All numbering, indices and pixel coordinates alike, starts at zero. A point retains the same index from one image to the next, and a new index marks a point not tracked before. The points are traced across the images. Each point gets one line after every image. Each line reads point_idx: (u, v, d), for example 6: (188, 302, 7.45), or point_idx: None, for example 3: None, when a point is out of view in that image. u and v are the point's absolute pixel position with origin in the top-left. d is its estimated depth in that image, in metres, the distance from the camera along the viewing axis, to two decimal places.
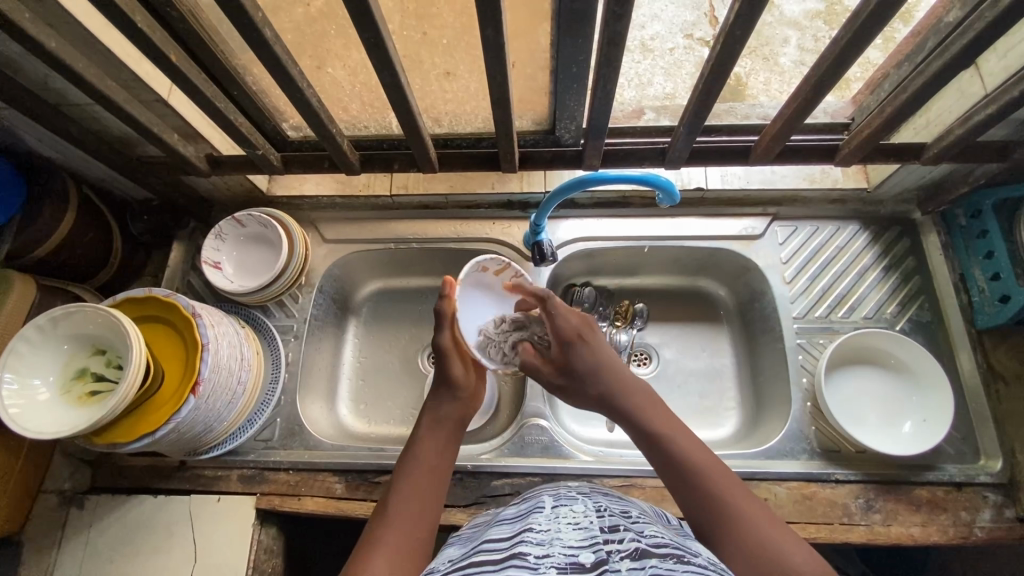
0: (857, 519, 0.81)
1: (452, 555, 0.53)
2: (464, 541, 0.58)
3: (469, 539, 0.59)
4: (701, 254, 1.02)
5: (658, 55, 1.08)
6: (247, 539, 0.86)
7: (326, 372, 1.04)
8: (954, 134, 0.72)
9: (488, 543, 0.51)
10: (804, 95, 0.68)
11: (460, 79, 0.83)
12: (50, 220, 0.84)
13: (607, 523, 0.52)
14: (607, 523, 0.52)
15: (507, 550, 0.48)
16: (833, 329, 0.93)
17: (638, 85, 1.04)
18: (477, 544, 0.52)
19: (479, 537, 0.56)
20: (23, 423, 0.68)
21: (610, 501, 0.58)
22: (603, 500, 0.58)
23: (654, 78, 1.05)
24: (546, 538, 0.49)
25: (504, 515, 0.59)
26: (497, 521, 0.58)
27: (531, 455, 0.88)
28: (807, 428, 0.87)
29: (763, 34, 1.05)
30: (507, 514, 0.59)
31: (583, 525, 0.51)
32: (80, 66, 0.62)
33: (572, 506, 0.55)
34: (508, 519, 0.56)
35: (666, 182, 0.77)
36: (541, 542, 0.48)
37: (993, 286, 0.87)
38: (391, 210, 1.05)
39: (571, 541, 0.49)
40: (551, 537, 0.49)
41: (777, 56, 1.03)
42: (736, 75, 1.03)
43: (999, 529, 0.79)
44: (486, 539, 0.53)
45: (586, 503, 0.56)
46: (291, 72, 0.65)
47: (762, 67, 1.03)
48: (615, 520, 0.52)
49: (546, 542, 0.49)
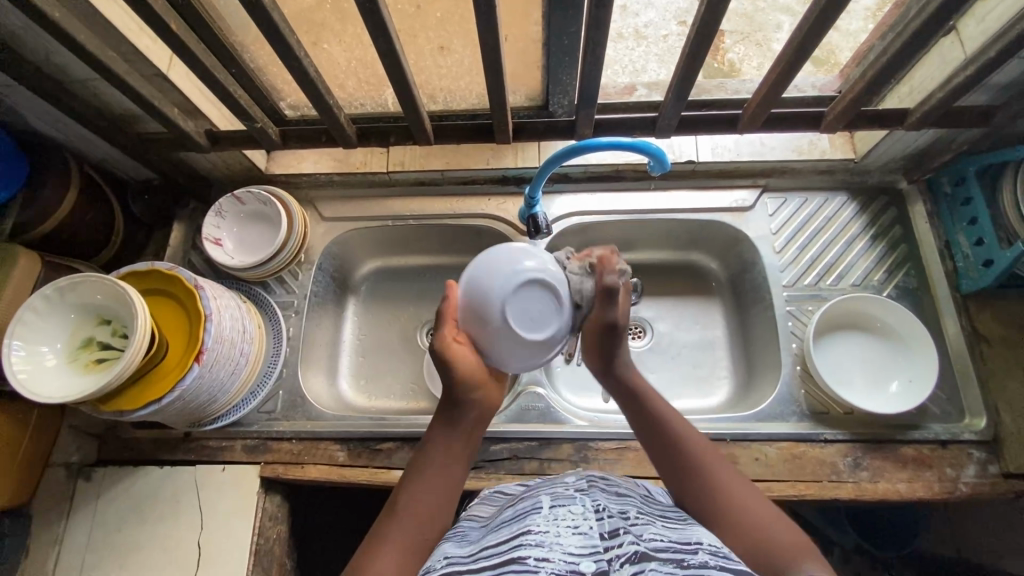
0: (845, 476, 0.83)
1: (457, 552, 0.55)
2: (462, 536, 0.60)
3: (470, 534, 0.60)
4: (693, 227, 1.04)
5: (651, 42, 1.08)
6: (253, 506, 0.88)
7: (327, 348, 1.06)
8: (936, 98, 0.75)
9: (491, 549, 0.53)
10: (786, 60, 0.70)
11: (454, 53, 0.85)
12: (54, 197, 0.86)
13: (606, 527, 0.53)
14: (606, 527, 0.53)
15: (505, 557, 0.51)
16: (821, 297, 0.95)
17: (632, 72, 1.05)
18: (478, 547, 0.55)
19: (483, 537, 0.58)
20: (31, 387, 0.69)
21: (609, 498, 0.60)
22: (602, 498, 0.59)
23: (647, 64, 1.06)
24: (547, 543, 0.51)
25: (505, 515, 0.61)
26: (498, 523, 0.60)
27: (529, 421, 0.89)
28: (797, 392, 0.89)
29: (755, 19, 1.05)
30: (508, 514, 0.61)
31: (581, 530, 0.53)
32: (81, 37, 0.64)
33: (570, 506, 0.57)
34: (508, 521, 0.58)
35: (657, 150, 0.79)
36: (541, 546, 0.51)
37: (977, 252, 0.88)
38: (388, 187, 1.07)
39: (571, 548, 0.50)
40: (551, 542, 0.51)
41: (771, 42, 1.03)
42: (731, 61, 1.04)
43: (983, 484, 0.82)
44: (486, 543, 0.55)
45: (585, 503, 0.57)
46: (289, 41, 0.67)
47: (755, 53, 1.03)
48: (614, 523, 0.54)
49: (546, 547, 0.50)
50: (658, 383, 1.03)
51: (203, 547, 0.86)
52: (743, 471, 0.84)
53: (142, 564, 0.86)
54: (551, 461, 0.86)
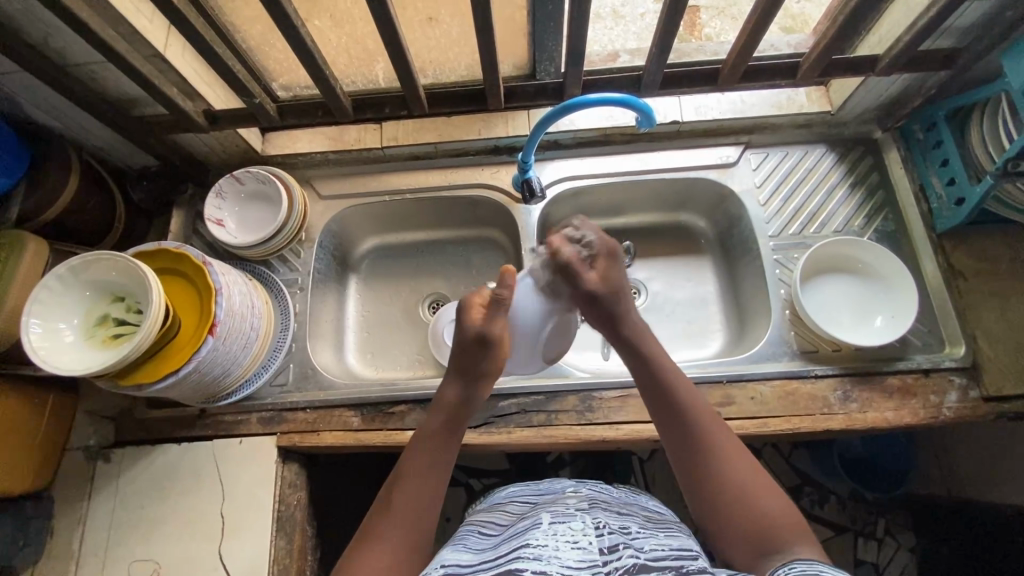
0: (836, 408, 0.88)
1: (454, 559, 0.59)
2: (459, 545, 0.64)
3: (466, 542, 0.64)
4: (680, 186, 1.07)
5: (630, 21, 1.05)
6: (272, 475, 0.91)
7: (333, 323, 1.09)
8: (904, 41, 0.79)
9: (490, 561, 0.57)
10: (760, 10, 0.74)
11: (442, 24, 0.88)
12: (56, 185, 0.88)
13: (605, 543, 0.57)
14: (606, 543, 0.57)
15: (503, 567, 0.54)
16: (806, 244, 0.99)
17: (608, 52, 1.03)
18: (480, 558, 0.58)
19: (479, 548, 0.61)
20: (53, 362, 0.72)
21: (608, 517, 0.64)
22: (601, 517, 0.63)
23: (626, 43, 1.04)
24: (545, 554, 0.55)
25: (506, 532, 0.64)
26: (497, 539, 0.64)
27: (535, 377, 0.93)
28: (787, 334, 0.94)
29: None
30: (508, 531, 0.64)
31: (581, 545, 0.56)
32: (83, 15, 0.65)
33: (570, 523, 0.60)
34: (509, 536, 0.62)
35: (644, 105, 0.82)
36: (539, 557, 0.54)
37: (950, 191, 0.93)
38: (383, 163, 1.09)
39: (569, 561, 0.54)
40: (549, 554, 0.55)
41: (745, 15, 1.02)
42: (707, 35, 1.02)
43: (965, 407, 0.87)
44: (486, 556, 0.59)
45: (585, 520, 0.61)
46: (287, 10, 0.69)
47: (731, 27, 1.02)
48: (613, 539, 0.58)
49: (545, 558, 0.54)
50: (655, 339, 1.06)
51: (226, 517, 0.89)
52: (740, 409, 0.88)
53: (167, 538, 0.89)
54: (558, 412, 0.90)
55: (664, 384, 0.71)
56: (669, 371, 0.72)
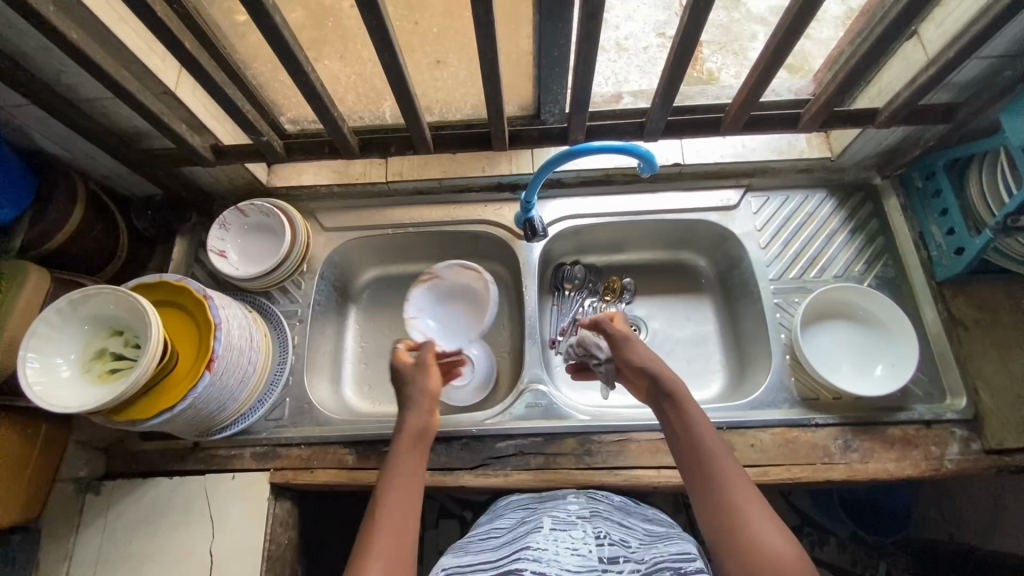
0: (838, 458, 0.87)
1: (454, 561, 0.62)
2: (461, 547, 0.67)
3: (469, 546, 0.66)
4: (681, 226, 1.08)
5: (633, 54, 1.09)
6: (263, 513, 0.89)
7: (331, 355, 1.08)
8: (903, 97, 0.80)
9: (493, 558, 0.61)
10: (762, 66, 0.75)
11: (449, 67, 0.90)
12: (62, 215, 0.88)
13: (606, 554, 0.60)
14: (606, 552, 0.61)
15: (503, 565, 0.59)
16: (807, 288, 0.99)
17: (614, 82, 1.06)
18: (480, 559, 0.62)
19: (483, 546, 0.66)
20: (48, 399, 0.71)
21: (611, 526, 0.67)
22: (603, 526, 0.66)
23: (629, 75, 1.07)
24: (544, 557, 0.59)
25: (507, 532, 0.68)
26: (499, 535, 0.67)
27: (533, 417, 0.92)
28: (787, 379, 0.93)
29: (730, 29, 1.06)
30: (511, 531, 0.67)
31: (581, 552, 0.60)
32: (99, 58, 0.66)
33: (570, 531, 0.64)
34: (509, 537, 0.65)
35: (646, 152, 0.83)
36: (539, 559, 0.58)
37: (949, 241, 0.93)
38: (387, 197, 1.10)
39: (568, 565, 0.58)
40: (549, 557, 0.59)
41: (747, 51, 1.04)
42: (707, 69, 1.04)
43: (966, 460, 0.86)
44: (487, 556, 0.62)
45: (585, 529, 0.65)
46: (299, 57, 0.70)
47: (732, 62, 1.04)
48: (613, 550, 0.61)
49: (544, 561, 0.58)
50: None
51: (215, 557, 0.87)
52: (740, 456, 0.87)
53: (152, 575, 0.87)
54: (555, 455, 0.89)
55: (688, 421, 0.72)
56: (692, 411, 0.73)
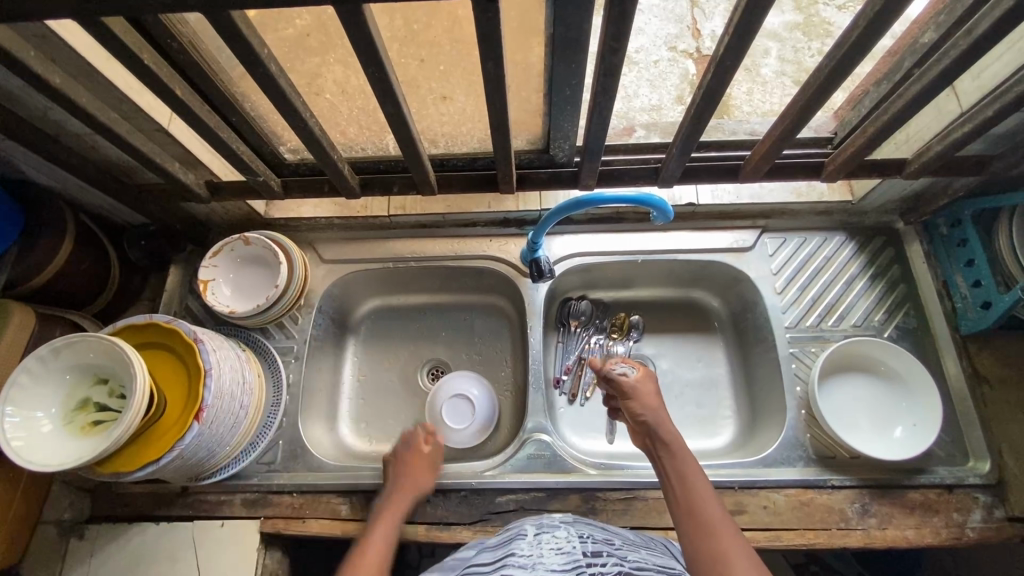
0: (854, 523, 0.83)
1: None
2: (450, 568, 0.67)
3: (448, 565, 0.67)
4: (694, 266, 1.04)
5: (643, 68, 1.11)
6: (252, 565, 0.85)
7: (327, 391, 1.05)
8: (934, 150, 0.76)
9: (476, 567, 0.61)
10: (790, 118, 0.70)
11: (456, 102, 0.87)
12: (49, 250, 0.84)
13: (589, 550, 0.61)
14: (589, 549, 0.62)
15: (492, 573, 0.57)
16: (824, 338, 0.95)
17: (625, 97, 1.06)
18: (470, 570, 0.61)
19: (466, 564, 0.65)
20: (27, 456, 0.67)
21: (592, 530, 0.68)
22: (586, 529, 0.68)
23: (639, 90, 1.08)
24: (531, 562, 0.58)
25: (493, 546, 0.68)
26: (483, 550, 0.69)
27: (533, 470, 0.88)
28: (802, 436, 0.89)
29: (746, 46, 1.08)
30: (493, 546, 0.68)
31: (566, 550, 0.61)
32: (85, 101, 0.63)
33: (555, 533, 0.65)
34: (494, 549, 0.65)
35: (660, 201, 0.79)
36: (526, 565, 0.57)
37: (976, 293, 0.89)
38: (388, 230, 1.06)
39: (555, 565, 0.58)
40: (535, 561, 0.59)
41: (759, 67, 1.06)
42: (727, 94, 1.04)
43: (990, 529, 0.82)
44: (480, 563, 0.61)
45: (569, 531, 0.66)
46: (296, 104, 0.65)
47: (744, 78, 1.05)
48: (597, 546, 0.62)
49: (531, 565, 0.57)
50: None
51: None
52: (752, 519, 0.83)
53: None
54: (558, 512, 0.85)
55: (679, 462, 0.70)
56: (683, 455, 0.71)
